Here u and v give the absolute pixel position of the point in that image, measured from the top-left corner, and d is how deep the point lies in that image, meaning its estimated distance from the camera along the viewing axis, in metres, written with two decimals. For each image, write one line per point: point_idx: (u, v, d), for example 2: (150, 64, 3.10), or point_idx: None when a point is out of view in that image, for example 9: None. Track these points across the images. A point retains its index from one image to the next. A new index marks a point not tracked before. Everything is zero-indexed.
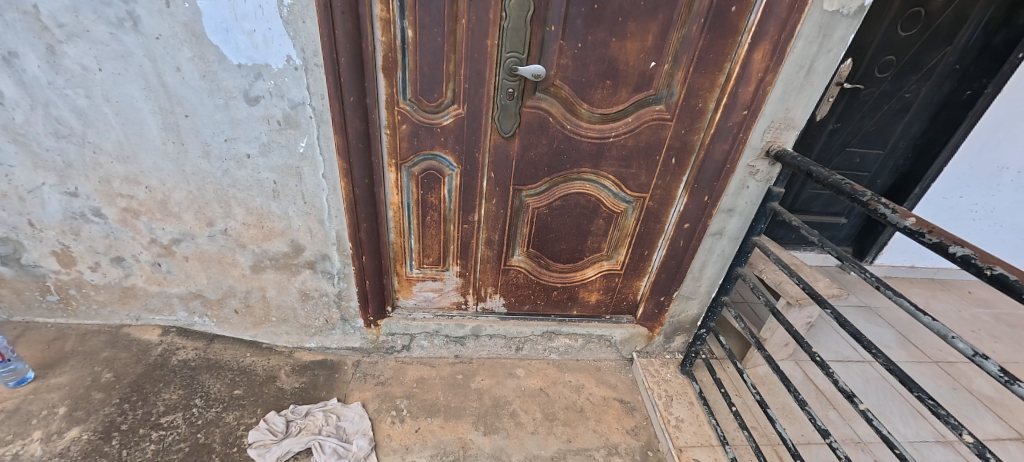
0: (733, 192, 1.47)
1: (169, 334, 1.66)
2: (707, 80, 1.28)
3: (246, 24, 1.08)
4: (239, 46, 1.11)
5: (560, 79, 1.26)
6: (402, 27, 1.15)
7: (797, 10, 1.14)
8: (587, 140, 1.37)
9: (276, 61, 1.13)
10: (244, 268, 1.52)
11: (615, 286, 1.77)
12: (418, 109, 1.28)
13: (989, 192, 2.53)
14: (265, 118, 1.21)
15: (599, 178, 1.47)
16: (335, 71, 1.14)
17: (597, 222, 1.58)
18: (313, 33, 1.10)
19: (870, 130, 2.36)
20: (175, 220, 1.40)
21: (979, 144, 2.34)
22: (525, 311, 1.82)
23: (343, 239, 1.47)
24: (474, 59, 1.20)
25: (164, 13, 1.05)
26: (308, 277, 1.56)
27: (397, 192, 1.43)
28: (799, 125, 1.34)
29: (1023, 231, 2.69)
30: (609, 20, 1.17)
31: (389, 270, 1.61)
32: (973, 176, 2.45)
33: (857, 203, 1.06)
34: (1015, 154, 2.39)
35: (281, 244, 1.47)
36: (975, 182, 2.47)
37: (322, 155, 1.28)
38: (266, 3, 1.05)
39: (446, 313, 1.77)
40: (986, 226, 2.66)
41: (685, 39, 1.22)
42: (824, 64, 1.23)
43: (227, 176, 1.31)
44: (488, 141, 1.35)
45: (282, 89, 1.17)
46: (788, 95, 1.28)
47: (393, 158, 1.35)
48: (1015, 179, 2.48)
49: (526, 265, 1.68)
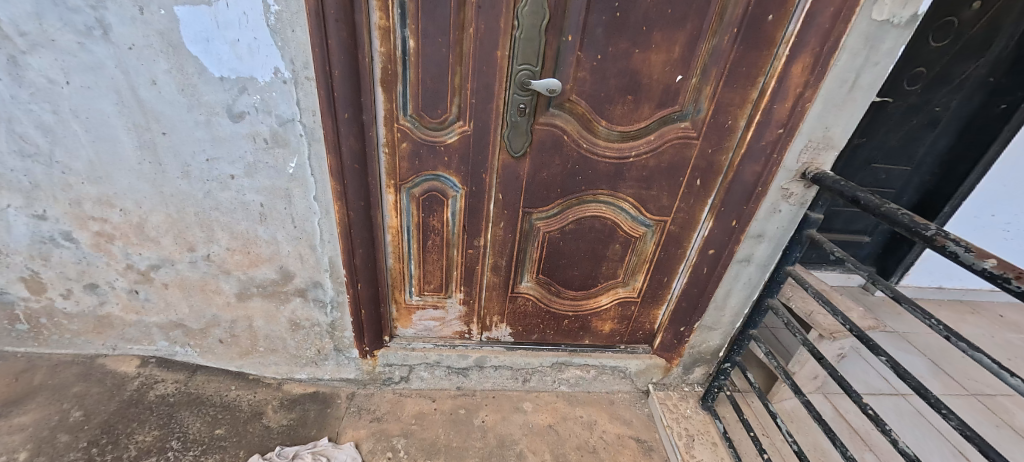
0: (762, 216, 1.35)
1: (148, 365, 1.53)
2: (738, 95, 1.17)
3: (228, 32, 0.96)
4: (221, 58, 0.99)
5: (577, 94, 1.14)
6: (403, 36, 1.04)
7: (842, 19, 1.03)
8: (605, 160, 1.25)
9: (263, 74, 1.01)
10: (229, 296, 1.40)
11: (630, 315, 1.65)
12: (420, 126, 1.16)
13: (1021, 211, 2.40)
14: (251, 136, 1.09)
15: (617, 200, 1.35)
16: (327, 85, 1.03)
17: (612, 247, 1.46)
18: (303, 42, 0.98)
19: (896, 144, 2.24)
20: (153, 245, 1.28)
21: (1011, 162, 2.21)
22: (532, 341, 1.69)
23: (336, 266, 1.35)
24: (482, 72, 1.08)
25: (137, 21, 0.94)
26: (298, 306, 1.43)
27: (396, 215, 1.31)
28: (839, 146, 1.22)
29: None
30: (632, 29, 1.05)
31: (387, 298, 1.48)
32: (1005, 194, 2.32)
33: (918, 236, 0.94)
34: None
35: (269, 271, 1.34)
36: (1008, 199, 2.34)
37: (314, 176, 1.17)
38: (251, 10, 0.94)
39: (447, 343, 1.64)
40: (1019, 245, 2.52)
41: (715, 50, 1.10)
42: (870, 79, 1.11)
43: (209, 197, 1.19)
44: (496, 161, 1.23)
45: (268, 105, 1.05)
46: (829, 113, 1.16)
47: (392, 179, 1.24)
48: None
49: (535, 293, 1.55)
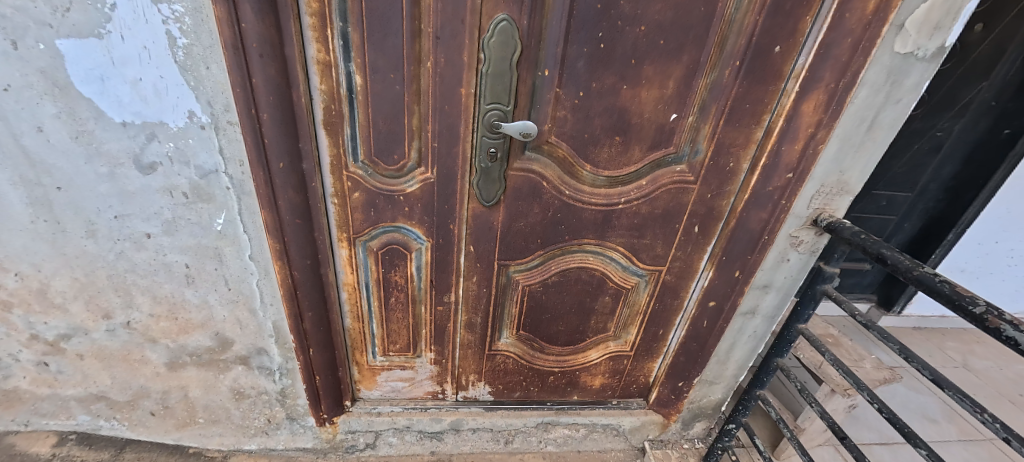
0: (769, 266, 1.23)
1: (66, 443, 1.33)
2: (740, 135, 1.02)
3: (127, 71, 0.78)
4: (120, 100, 0.81)
5: (556, 135, 0.98)
6: (347, 71, 0.87)
7: (861, 52, 0.89)
8: (592, 208, 1.10)
9: (174, 118, 0.84)
10: (158, 366, 1.20)
11: (622, 369, 1.49)
12: (374, 174, 0.99)
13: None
14: (167, 190, 0.92)
15: (605, 250, 1.20)
16: (255, 131, 0.86)
17: (601, 300, 1.30)
18: (221, 81, 0.82)
19: (898, 171, 2.13)
20: (60, 312, 1.08)
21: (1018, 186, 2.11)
22: (514, 399, 1.52)
23: (283, 330, 1.16)
24: (445, 113, 0.92)
25: (10, 55, 0.75)
26: (240, 374, 1.24)
27: (351, 271, 1.13)
28: (854, 190, 1.10)
29: None
30: (620, 63, 0.90)
31: (345, 361, 1.30)
32: (1012, 221, 2.22)
33: (962, 312, 0.80)
34: None
35: (202, 338, 1.15)
36: (1014, 226, 2.24)
37: (247, 233, 1.00)
38: (153, 43, 0.77)
39: (419, 405, 1.45)
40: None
41: (715, 85, 0.96)
42: (890, 118, 0.98)
43: (122, 259, 1.00)
44: (465, 211, 1.07)
45: (185, 154, 0.88)
46: (844, 155, 1.03)
47: (344, 232, 1.06)
48: None
49: (516, 350, 1.38)
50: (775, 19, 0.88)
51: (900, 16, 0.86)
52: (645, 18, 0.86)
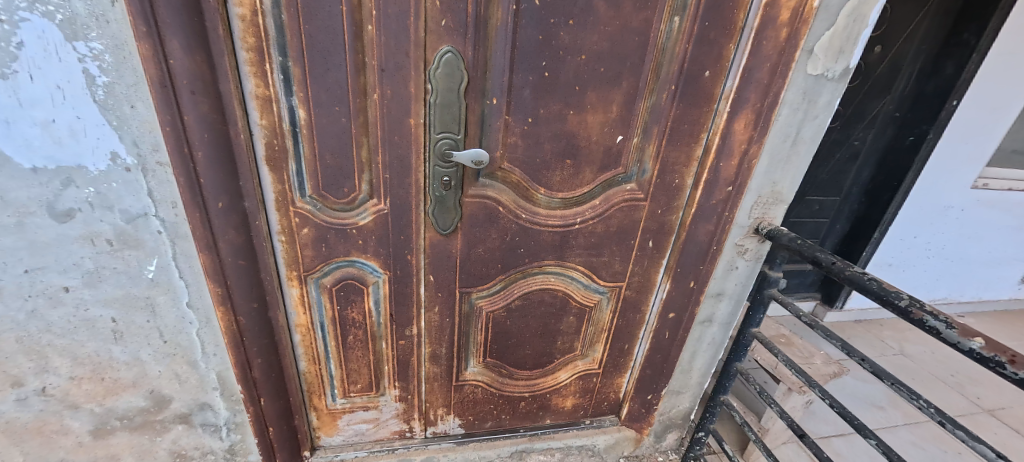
0: (721, 274, 1.28)
1: None
2: (682, 154, 1.08)
3: (37, 111, 0.72)
4: (31, 143, 0.73)
5: (508, 161, 0.99)
6: (289, 105, 0.84)
7: (779, 75, 0.98)
8: (549, 230, 1.11)
9: (95, 161, 0.78)
10: (81, 435, 1.05)
11: (592, 387, 1.49)
12: (323, 208, 0.95)
13: (944, 230, 2.81)
14: (87, 238, 0.84)
15: (566, 270, 1.20)
16: (188, 171, 0.80)
17: (566, 321, 1.31)
18: (148, 121, 0.77)
19: (825, 178, 2.52)
20: None
21: (941, 186, 2.57)
22: (486, 430, 1.48)
23: (229, 381, 1.09)
24: (394, 143, 0.90)
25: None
26: (181, 434, 1.14)
27: (304, 311, 1.08)
28: (788, 199, 1.17)
29: (948, 261, 2.99)
30: (563, 91, 0.93)
31: (301, 408, 1.22)
32: (921, 218, 2.66)
33: (890, 306, 0.87)
34: (954, 197, 2.66)
35: (135, 398, 1.05)
36: (924, 221, 2.68)
37: (185, 279, 0.93)
38: (68, 81, 0.71)
39: (385, 446, 1.38)
40: (929, 256, 2.89)
41: (654, 108, 1.01)
42: (811, 132, 1.08)
43: (72, 299, 0.89)
44: (422, 240, 1.05)
45: (108, 198, 0.81)
46: (774, 168, 1.12)
47: (294, 271, 1.01)
48: (956, 216, 2.76)
49: (485, 379, 1.36)
50: (702, 48, 0.95)
51: (808, 42, 0.96)
52: (584, 48, 0.90)
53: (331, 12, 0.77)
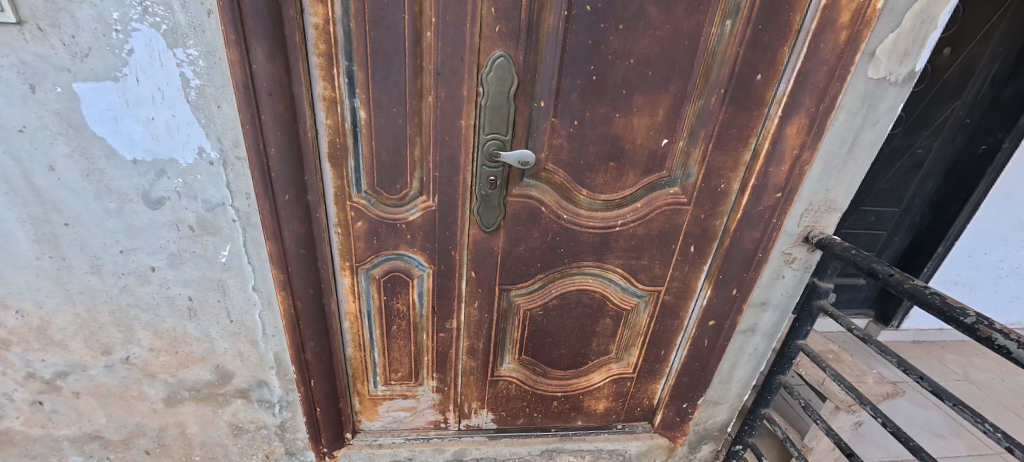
0: (766, 283, 1.24)
1: None
2: (729, 158, 1.07)
3: (141, 110, 0.81)
4: (134, 138, 0.83)
5: (553, 162, 1.01)
6: (352, 106, 0.90)
7: (837, 79, 0.95)
8: (589, 231, 1.12)
9: (184, 154, 0.87)
10: (155, 402, 1.17)
11: (626, 392, 1.48)
12: (377, 203, 1.01)
13: None
14: (173, 224, 0.93)
15: (604, 272, 1.21)
16: (261, 165, 0.88)
17: (602, 322, 1.31)
18: (230, 119, 0.85)
19: (884, 188, 2.37)
20: (59, 349, 1.03)
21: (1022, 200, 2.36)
22: (518, 427, 1.51)
23: (284, 361, 1.17)
24: (445, 143, 0.95)
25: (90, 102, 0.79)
26: (239, 408, 1.23)
27: (354, 300, 1.14)
28: (842, 207, 1.13)
29: None
30: (611, 94, 0.95)
31: (346, 392, 1.29)
32: (994, 232, 2.45)
33: (954, 323, 0.82)
34: None
35: (203, 371, 1.15)
36: (998, 237, 2.47)
37: (252, 264, 1.01)
38: (167, 84, 0.80)
39: (421, 435, 1.44)
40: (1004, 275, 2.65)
41: (702, 112, 1.01)
42: (870, 138, 1.03)
43: (158, 277, 0.99)
44: (466, 237, 1.09)
45: (193, 189, 0.91)
46: (828, 175, 1.08)
47: (347, 261, 1.08)
48: None
49: (519, 375, 1.39)
50: (754, 51, 0.94)
51: (870, 45, 0.93)
52: (633, 52, 0.91)
53: (395, 19, 0.83)
